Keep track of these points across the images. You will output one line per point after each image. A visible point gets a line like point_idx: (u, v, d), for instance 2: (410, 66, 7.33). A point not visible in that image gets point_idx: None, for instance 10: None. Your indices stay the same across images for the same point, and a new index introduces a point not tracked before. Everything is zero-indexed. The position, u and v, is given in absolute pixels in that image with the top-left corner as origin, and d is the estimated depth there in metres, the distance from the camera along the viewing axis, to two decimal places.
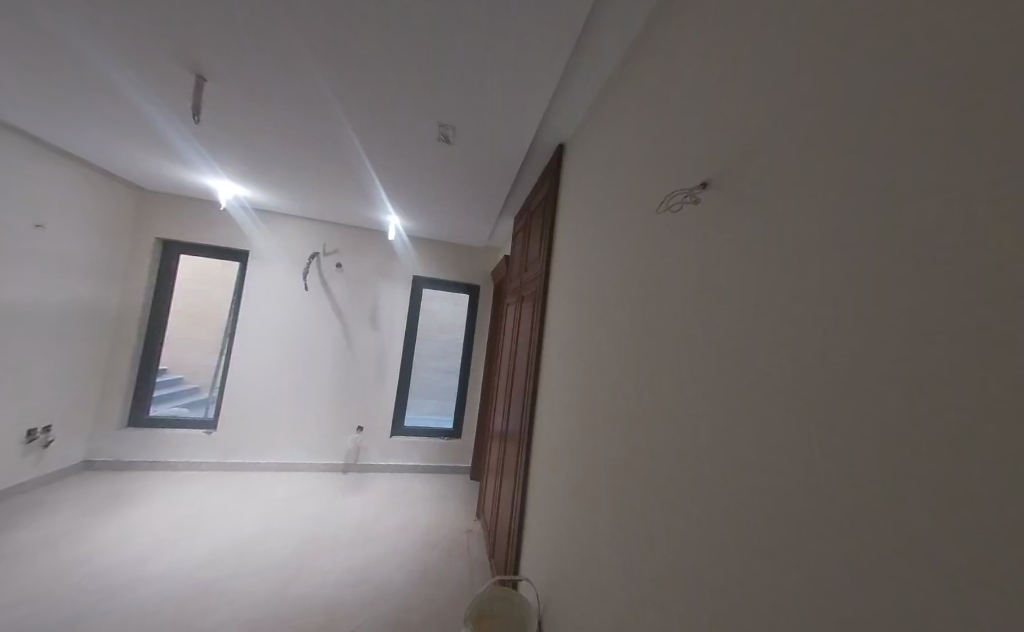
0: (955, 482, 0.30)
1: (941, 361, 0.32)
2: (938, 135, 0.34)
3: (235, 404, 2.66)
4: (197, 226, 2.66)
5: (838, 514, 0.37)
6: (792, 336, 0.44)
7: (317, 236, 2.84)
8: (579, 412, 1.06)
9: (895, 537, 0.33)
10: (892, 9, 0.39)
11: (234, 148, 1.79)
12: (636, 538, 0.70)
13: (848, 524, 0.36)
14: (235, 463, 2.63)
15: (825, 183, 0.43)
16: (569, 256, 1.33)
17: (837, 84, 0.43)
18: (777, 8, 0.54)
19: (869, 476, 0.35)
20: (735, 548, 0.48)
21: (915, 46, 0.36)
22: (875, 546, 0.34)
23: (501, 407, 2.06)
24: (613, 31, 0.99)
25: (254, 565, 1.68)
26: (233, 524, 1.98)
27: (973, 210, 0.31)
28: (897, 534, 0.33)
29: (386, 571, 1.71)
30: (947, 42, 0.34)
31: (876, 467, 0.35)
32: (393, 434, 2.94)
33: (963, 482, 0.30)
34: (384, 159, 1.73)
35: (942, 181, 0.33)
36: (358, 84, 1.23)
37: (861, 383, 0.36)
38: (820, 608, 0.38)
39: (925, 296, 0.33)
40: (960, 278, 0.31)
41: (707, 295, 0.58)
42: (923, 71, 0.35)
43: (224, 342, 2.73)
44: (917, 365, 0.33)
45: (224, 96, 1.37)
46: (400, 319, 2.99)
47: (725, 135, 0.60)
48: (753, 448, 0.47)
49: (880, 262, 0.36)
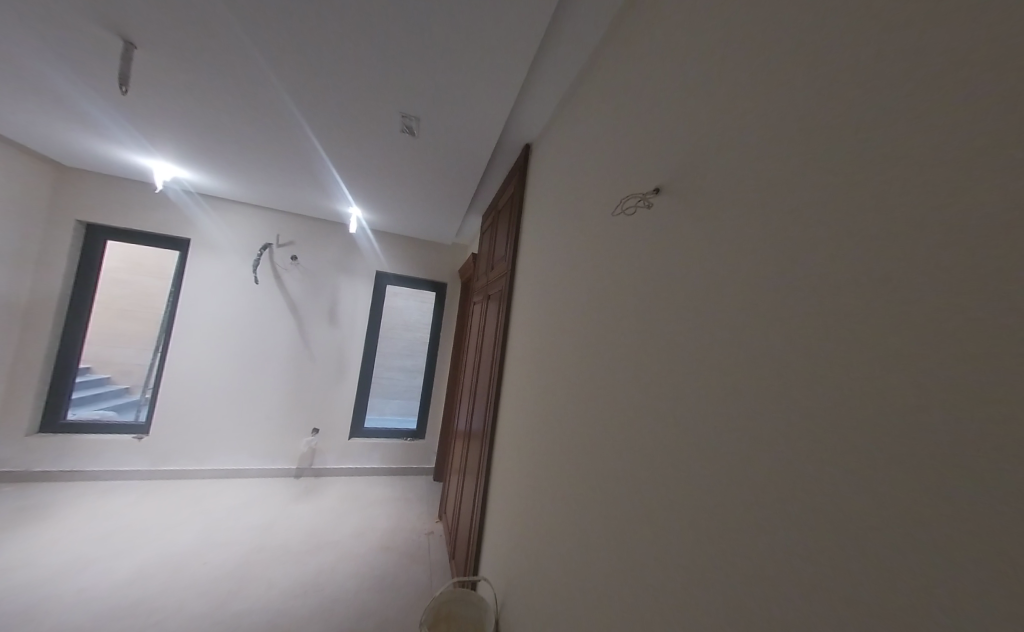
0: (941, 500, 0.29)
1: (839, 352, 0.36)
2: (886, 140, 0.35)
3: (171, 406, 2.43)
4: (128, 209, 2.40)
5: (783, 504, 0.39)
6: (728, 333, 0.48)
7: (270, 226, 2.66)
8: (541, 408, 1.06)
9: (808, 510, 0.36)
10: (814, 40, 0.43)
11: (173, 125, 1.62)
12: (594, 530, 0.71)
13: (813, 530, 0.36)
14: (170, 470, 2.40)
15: (757, 194, 0.47)
16: (534, 253, 1.34)
17: (769, 104, 0.47)
18: (724, 28, 0.58)
19: (832, 481, 0.35)
20: (686, 537, 0.50)
21: (832, 75, 0.40)
22: (794, 521, 0.38)
23: (465, 406, 2.03)
24: (579, 33, 1.01)
25: (191, 579, 1.55)
26: (166, 538, 1.80)
27: (863, 223, 0.36)
28: (809, 508, 0.37)
29: (339, 580, 1.63)
30: (925, 41, 0.34)
31: (791, 449, 0.39)
32: (352, 435, 2.82)
33: (948, 501, 0.29)
34: (344, 147, 1.65)
35: (921, 181, 0.33)
36: (314, 62, 1.14)
37: (833, 391, 0.36)
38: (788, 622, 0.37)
39: (902, 303, 0.32)
40: (887, 278, 0.33)
41: (661, 294, 0.62)
42: (877, 81, 0.36)
43: (159, 338, 2.49)
44: (821, 358, 0.37)
45: (158, 66, 1.23)
46: (361, 316, 2.87)
47: (677, 145, 0.64)
48: (698, 438, 0.50)
49: (842, 265, 0.37)
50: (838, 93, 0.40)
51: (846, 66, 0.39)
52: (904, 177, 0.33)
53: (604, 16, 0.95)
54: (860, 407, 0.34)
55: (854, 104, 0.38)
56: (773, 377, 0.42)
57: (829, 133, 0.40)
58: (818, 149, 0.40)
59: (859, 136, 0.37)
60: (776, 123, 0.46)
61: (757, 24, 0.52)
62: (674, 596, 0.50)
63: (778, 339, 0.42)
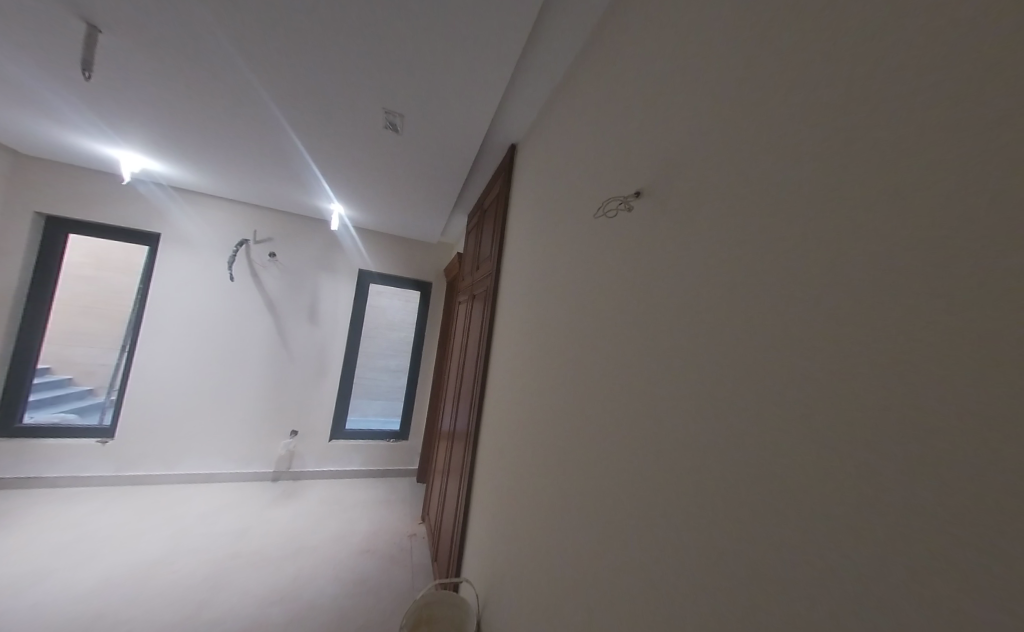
0: (924, 506, 0.28)
1: (795, 350, 0.38)
2: (839, 149, 0.37)
3: (138, 408, 2.33)
4: (92, 200, 2.28)
5: (749, 496, 0.40)
6: (702, 333, 0.50)
7: (247, 221, 2.57)
8: (526, 408, 1.06)
9: (769, 501, 0.38)
10: (782, 54, 0.45)
11: (142, 115, 1.55)
12: (577, 528, 0.72)
13: (774, 520, 0.38)
14: (137, 476, 2.30)
15: (728, 200, 0.49)
16: (519, 252, 1.34)
17: (741, 114, 0.49)
18: (702, 38, 0.60)
19: (788, 472, 0.37)
20: (663, 531, 0.51)
21: (796, 87, 0.42)
22: (760, 513, 0.39)
23: (450, 406, 2.02)
24: (563, 35, 1.02)
25: (159, 587, 1.49)
26: (131, 547, 1.71)
27: (819, 229, 0.37)
28: (770, 499, 0.38)
29: (317, 586, 1.59)
30: (889, 46, 0.34)
31: (756, 444, 0.41)
32: (333, 437, 2.76)
33: (929, 507, 0.28)
34: (325, 142, 1.61)
35: (863, 189, 0.34)
36: (293, 51, 1.10)
37: (791, 387, 0.38)
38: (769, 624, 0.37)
39: (885, 301, 0.32)
40: (838, 281, 0.35)
41: (642, 295, 0.63)
42: (834, 94, 0.38)
43: (126, 337, 2.37)
44: (782, 356, 0.39)
45: (125, 52, 1.18)
46: (343, 316, 2.81)
47: (657, 150, 0.66)
48: (674, 435, 0.52)
49: (801, 270, 0.39)
50: (821, 91, 0.40)
51: (831, 64, 0.39)
52: (887, 174, 0.33)
53: (589, 13, 0.95)
54: (845, 410, 0.33)
55: (818, 112, 0.40)
56: (757, 377, 0.42)
57: (793, 143, 0.41)
58: (783, 157, 0.42)
59: (821, 145, 0.39)
60: (748, 131, 0.48)
61: (731, 36, 0.54)
62: (659, 597, 0.50)
63: (761, 338, 0.42)
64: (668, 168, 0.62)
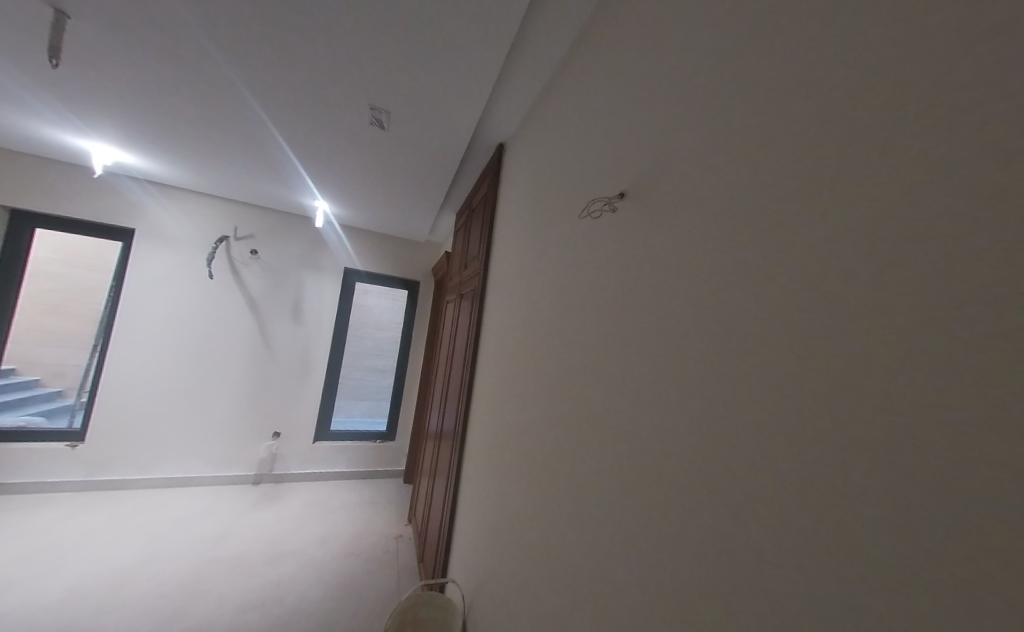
0: (885, 497, 0.29)
1: (764, 346, 0.40)
2: (804, 154, 0.39)
3: (111, 410, 2.24)
4: (61, 194, 2.18)
5: (720, 487, 0.42)
6: (681, 332, 0.51)
7: (227, 217, 2.50)
8: (513, 406, 1.06)
9: (740, 493, 0.40)
10: (756, 63, 0.47)
11: (115, 105, 1.49)
12: (563, 526, 0.73)
13: (745, 509, 0.39)
14: (110, 481, 2.22)
15: (705, 203, 0.50)
16: (506, 251, 1.34)
17: (718, 118, 0.51)
18: (683, 44, 0.62)
19: (756, 464, 0.39)
20: (644, 524, 0.52)
21: (769, 94, 0.44)
22: (731, 504, 0.41)
23: (437, 406, 2.00)
24: (550, 36, 1.03)
25: (133, 595, 1.44)
26: (101, 555, 1.65)
27: (786, 231, 0.39)
28: (741, 491, 0.40)
29: (300, 590, 1.56)
30: (851, 57, 0.36)
31: (727, 438, 0.42)
32: (317, 438, 2.71)
33: (883, 494, 0.29)
34: (309, 138, 1.58)
35: (826, 193, 0.36)
36: (273, 43, 1.08)
37: (759, 382, 0.39)
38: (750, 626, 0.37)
39: (843, 299, 0.33)
40: (801, 280, 0.37)
41: (625, 294, 0.65)
42: (801, 102, 0.40)
43: (98, 337, 2.28)
44: (752, 351, 0.41)
45: (96, 40, 1.13)
46: (328, 315, 2.76)
47: (641, 153, 0.67)
48: (654, 431, 0.53)
49: (771, 269, 0.40)
50: (803, 94, 0.40)
51: (811, 68, 0.40)
52: (861, 177, 0.34)
53: (576, 12, 0.95)
54: (825, 412, 0.34)
55: (787, 118, 0.41)
56: (739, 377, 0.42)
57: (765, 148, 0.43)
58: (755, 162, 0.44)
59: (789, 150, 0.40)
60: (724, 136, 0.49)
61: (710, 43, 0.56)
62: (644, 598, 0.51)
63: (734, 336, 0.43)
64: (654, 170, 0.62)
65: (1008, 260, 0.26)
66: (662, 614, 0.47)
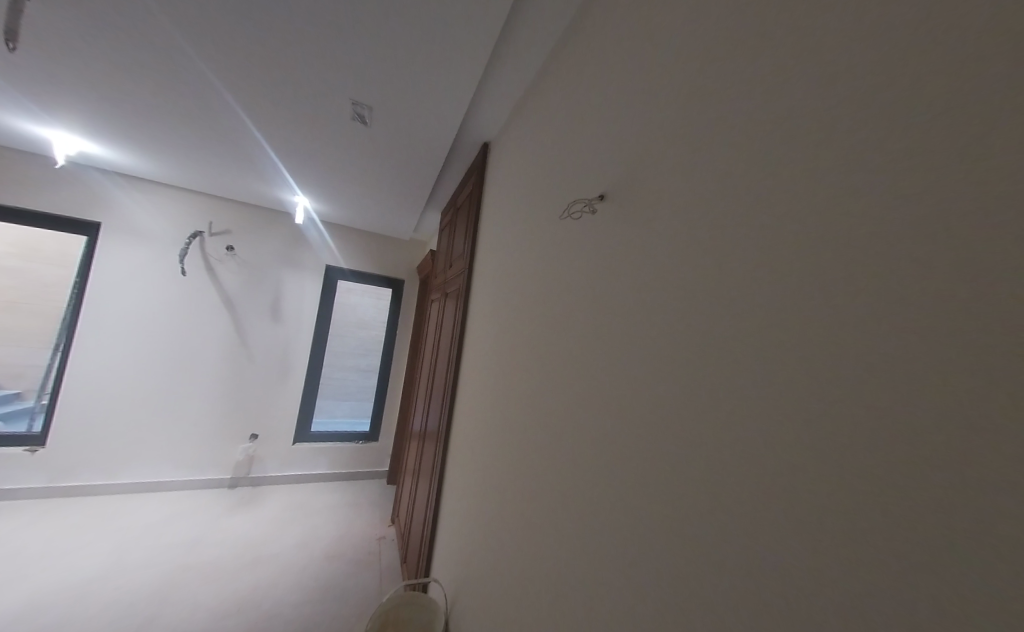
0: (831, 482, 0.32)
1: (729, 345, 0.42)
2: (768, 165, 0.41)
3: (74, 413, 2.13)
4: (19, 185, 2.06)
5: (689, 476, 0.45)
6: (656, 331, 0.54)
7: (200, 212, 2.41)
8: (496, 405, 1.07)
9: (705, 481, 0.43)
10: (727, 75, 0.49)
11: (78, 93, 1.42)
12: (546, 520, 0.74)
13: (711, 498, 0.42)
14: (74, 486, 2.11)
15: (680, 208, 0.53)
16: (491, 250, 1.35)
17: (692, 126, 0.53)
18: (661, 54, 0.64)
19: (721, 455, 0.41)
20: (621, 515, 0.55)
21: (737, 106, 0.47)
22: (698, 492, 0.43)
23: (421, 405, 1.99)
24: (533, 37, 1.04)
25: (96, 606, 1.37)
26: (64, 565, 1.57)
27: (751, 237, 0.42)
28: (706, 481, 0.43)
29: (278, 595, 1.53)
30: (810, 76, 0.39)
31: (696, 431, 0.45)
32: (297, 440, 2.65)
33: (827, 480, 0.32)
34: (288, 132, 1.54)
35: (783, 204, 0.39)
36: (250, 33, 1.05)
37: (724, 378, 0.42)
38: (721, 611, 0.39)
39: (796, 301, 0.36)
40: (762, 284, 0.40)
41: (606, 293, 0.67)
42: (768, 115, 0.43)
43: (60, 337, 2.16)
44: (719, 350, 0.44)
45: (58, 23, 1.07)
46: (308, 314, 2.70)
47: (621, 158, 0.69)
48: (631, 425, 0.55)
49: (736, 272, 0.43)
50: (780, 101, 0.42)
51: (781, 80, 0.42)
52: (816, 189, 0.37)
53: (562, 13, 0.96)
54: (802, 414, 0.35)
55: (753, 131, 0.44)
56: (710, 372, 0.44)
57: (732, 158, 0.46)
58: (723, 170, 0.47)
59: (755, 160, 0.43)
60: (697, 143, 0.52)
61: (685, 52, 0.58)
62: (623, 589, 0.52)
63: (702, 334, 0.46)
64: (636, 174, 0.64)
65: (958, 269, 0.28)
66: (638, 601, 0.49)
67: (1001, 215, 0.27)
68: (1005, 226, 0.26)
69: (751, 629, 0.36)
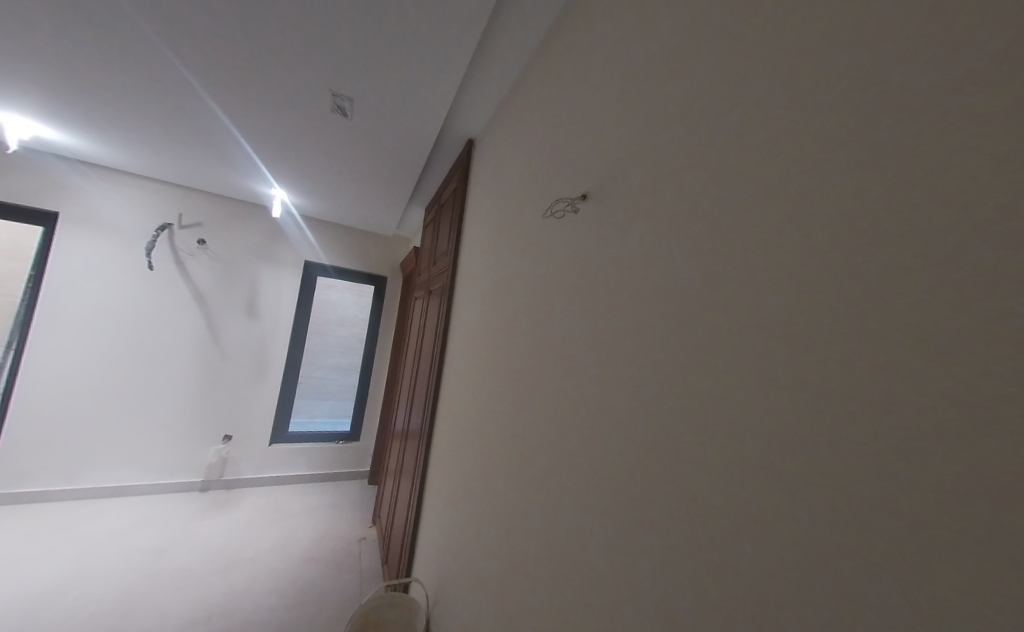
0: (797, 474, 0.33)
1: (705, 343, 0.44)
2: (743, 169, 0.43)
3: (29, 414, 2.01)
4: None
5: (666, 470, 0.46)
6: (637, 329, 0.55)
7: (171, 203, 2.30)
8: (479, 404, 1.06)
9: (682, 475, 0.44)
10: (706, 80, 0.51)
11: (33, 75, 1.33)
12: (528, 518, 0.74)
13: (687, 492, 0.43)
14: (28, 493, 1.98)
15: (660, 210, 0.54)
16: (475, 247, 1.33)
17: (672, 130, 0.54)
18: (642, 58, 0.65)
19: (697, 449, 0.43)
20: (601, 511, 0.55)
21: (715, 111, 0.48)
22: (675, 487, 0.44)
23: (403, 404, 1.96)
24: (518, 34, 1.03)
25: (51, 620, 1.29)
26: (16, 577, 1.47)
27: (727, 239, 0.43)
28: (682, 475, 0.44)
29: (253, 600, 1.48)
30: (781, 85, 0.40)
31: (674, 427, 0.46)
32: (274, 441, 2.57)
33: (793, 472, 0.34)
34: (264, 122, 1.49)
35: (756, 208, 0.41)
36: (221, 15, 1.00)
37: (700, 375, 0.44)
38: (695, 601, 0.40)
39: (766, 301, 0.38)
40: (737, 284, 0.41)
41: (589, 291, 0.67)
42: (742, 122, 0.44)
43: (13, 333, 2.03)
44: (695, 348, 0.45)
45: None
46: (286, 310, 2.62)
47: (603, 159, 0.70)
48: (611, 422, 0.56)
49: (713, 272, 0.44)
50: (753, 108, 0.43)
51: (755, 87, 0.43)
52: (787, 193, 0.38)
53: (546, 11, 0.96)
54: (770, 410, 0.36)
55: (730, 136, 0.45)
56: (688, 370, 0.45)
57: (711, 162, 0.47)
58: (701, 174, 0.48)
59: (731, 165, 0.44)
60: (677, 147, 0.53)
61: (666, 57, 0.59)
62: (602, 583, 0.53)
63: (680, 333, 0.47)
64: (619, 175, 0.65)
65: (910, 270, 0.29)
66: (617, 594, 0.50)
67: (949, 220, 0.28)
68: (970, 227, 0.27)
69: (723, 618, 0.37)
